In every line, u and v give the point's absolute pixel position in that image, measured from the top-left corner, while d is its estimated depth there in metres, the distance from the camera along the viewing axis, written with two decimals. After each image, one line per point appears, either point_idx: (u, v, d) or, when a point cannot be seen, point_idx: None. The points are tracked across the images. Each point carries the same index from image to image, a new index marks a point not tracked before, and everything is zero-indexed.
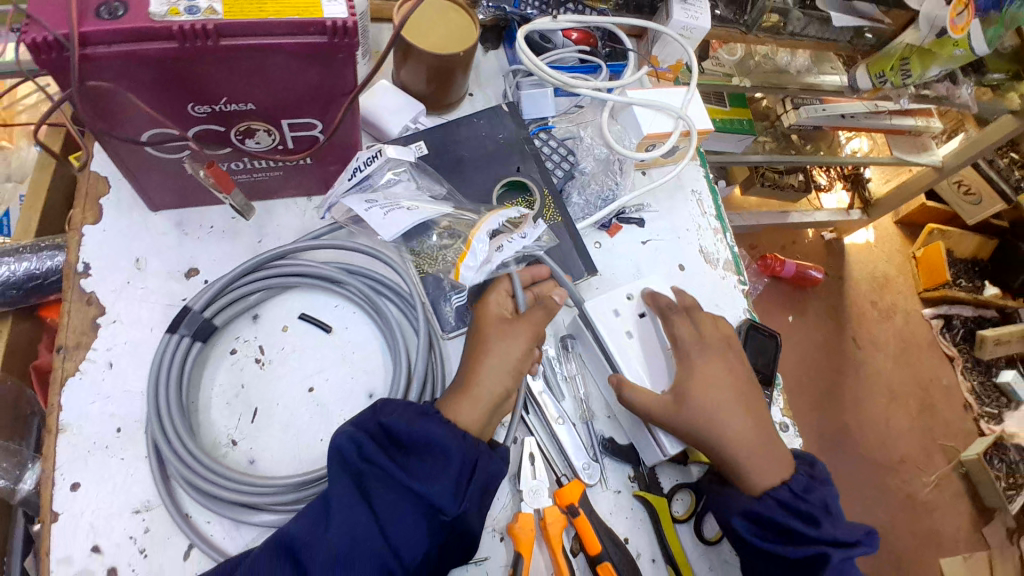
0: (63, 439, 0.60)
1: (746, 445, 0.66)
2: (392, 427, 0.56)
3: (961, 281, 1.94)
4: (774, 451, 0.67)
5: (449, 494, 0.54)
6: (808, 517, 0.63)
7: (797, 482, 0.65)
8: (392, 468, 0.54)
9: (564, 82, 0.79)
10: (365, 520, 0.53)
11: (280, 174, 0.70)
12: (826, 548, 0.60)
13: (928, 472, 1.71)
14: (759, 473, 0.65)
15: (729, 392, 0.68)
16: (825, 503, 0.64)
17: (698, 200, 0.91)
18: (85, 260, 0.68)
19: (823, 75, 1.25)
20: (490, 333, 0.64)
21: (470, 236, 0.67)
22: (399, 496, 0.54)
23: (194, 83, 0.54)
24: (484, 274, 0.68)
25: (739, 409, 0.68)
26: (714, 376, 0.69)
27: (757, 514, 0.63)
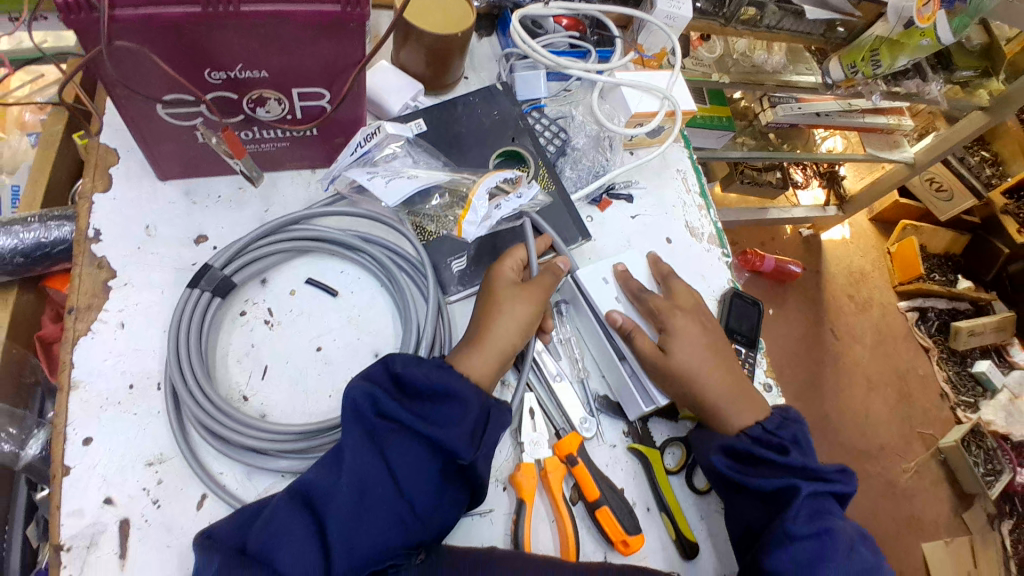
0: (74, 396, 0.62)
1: (722, 395, 0.71)
2: (403, 377, 0.58)
3: (935, 276, 2.01)
4: (748, 397, 0.72)
5: (463, 438, 0.56)
6: (779, 449, 0.68)
7: (770, 421, 0.70)
8: (406, 418, 0.55)
9: (558, 64, 0.84)
10: (379, 471, 0.54)
11: (286, 145, 0.73)
12: (796, 480, 0.64)
13: (906, 459, 1.77)
14: (735, 415, 0.70)
15: (702, 350, 0.73)
16: (795, 437, 0.69)
17: (683, 179, 0.95)
18: (95, 227, 0.70)
19: (798, 75, 1.29)
20: (494, 290, 0.68)
21: (471, 194, 0.71)
22: (412, 444, 0.56)
23: (212, 48, 0.57)
24: (484, 229, 0.73)
25: (714, 364, 0.72)
26: (694, 335, 0.73)
27: (736, 450, 0.68)
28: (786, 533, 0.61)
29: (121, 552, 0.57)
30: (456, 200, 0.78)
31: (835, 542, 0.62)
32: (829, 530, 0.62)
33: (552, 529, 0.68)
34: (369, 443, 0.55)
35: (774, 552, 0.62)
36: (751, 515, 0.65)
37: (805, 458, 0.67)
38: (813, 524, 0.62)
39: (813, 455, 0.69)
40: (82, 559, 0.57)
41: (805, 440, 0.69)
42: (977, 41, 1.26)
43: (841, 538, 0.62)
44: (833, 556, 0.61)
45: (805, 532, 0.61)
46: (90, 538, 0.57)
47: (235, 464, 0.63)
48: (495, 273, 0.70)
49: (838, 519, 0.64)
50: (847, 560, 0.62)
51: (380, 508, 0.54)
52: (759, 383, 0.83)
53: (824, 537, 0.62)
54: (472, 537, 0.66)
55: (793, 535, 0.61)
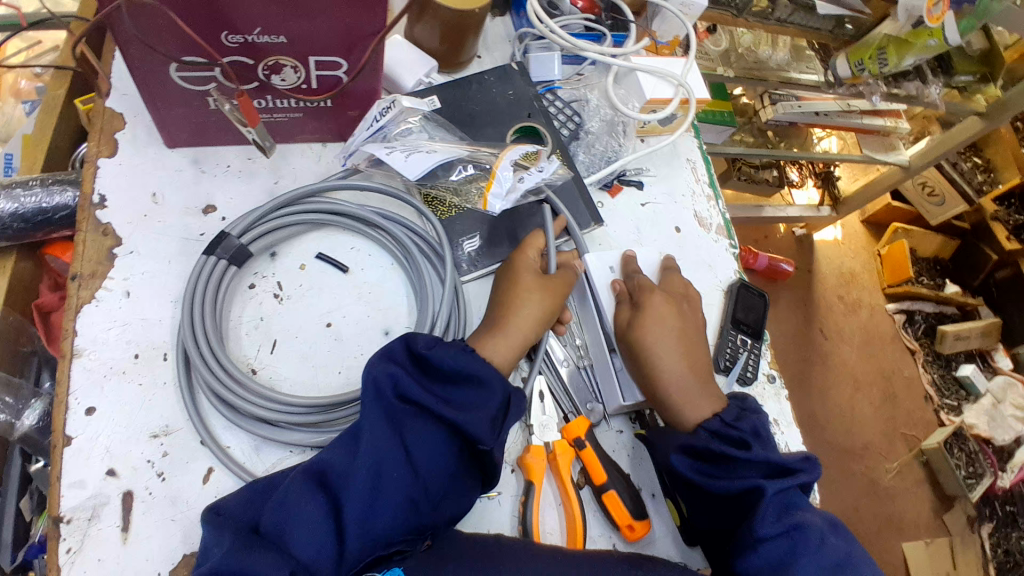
0: (78, 364, 0.61)
1: (682, 384, 0.70)
2: (428, 357, 0.57)
3: (924, 279, 2.03)
4: (707, 391, 0.71)
5: (484, 423, 0.56)
6: (740, 441, 0.66)
7: (728, 413, 0.69)
8: (429, 401, 0.55)
9: (574, 45, 0.83)
10: (396, 453, 0.53)
11: (299, 115, 0.72)
12: (758, 480, 0.61)
13: (890, 459, 1.80)
14: (691, 408, 0.69)
15: (673, 338, 0.72)
16: (754, 429, 0.67)
17: (692, 168, 0.94)
18: (100, 193, 0.68)
19: (801, 73, 1.28)
20: (517, 273, 0.68)
21: (495, 165, 0.72)
22: (430, 426, 0.55)
23: (232, 9, 0.55)
24: (510, 202, 0.72)
25: (682, 355, 0.71)
26: (667, 320, 0.72)
27: (695, 448, 0.65)
28: (755, 537, 0.59)
29: (123, 525, 0.56)
30: (479, 172, 0.75)
31: (806, 538, 0.58)
32: (800, 525, 0.59)
33: (558, 513, 0.68)
34: (387, 423, 0.54)
35: (746, 556, 0.59)
36: (717, 515, 0.63)
37: (767, 451, 0.65)
38: (780, 522, 0.59)
39: (774, 445, 0.67)
40: (83, 531, 0.55)
41: (765, 431, 0.68)
42: (977, 46, 1.24)
43: (811, 533, 0.59)
44: (805, 551, 0.58)
45: (773, 532, 0.59)
46: (92, 510, 0.56)
47: (243, 438, 0.62)
48: (517, 259, 0.70)
49: (807, 513, 0.61)
50: (820, 554, 0.58)
51: (394, 488, 0.53)
52: (762, 374, 0.83)
53: (794, 534, 0.59)
54: (480, 518, 0.66)
55: (761, 537, 0.59)
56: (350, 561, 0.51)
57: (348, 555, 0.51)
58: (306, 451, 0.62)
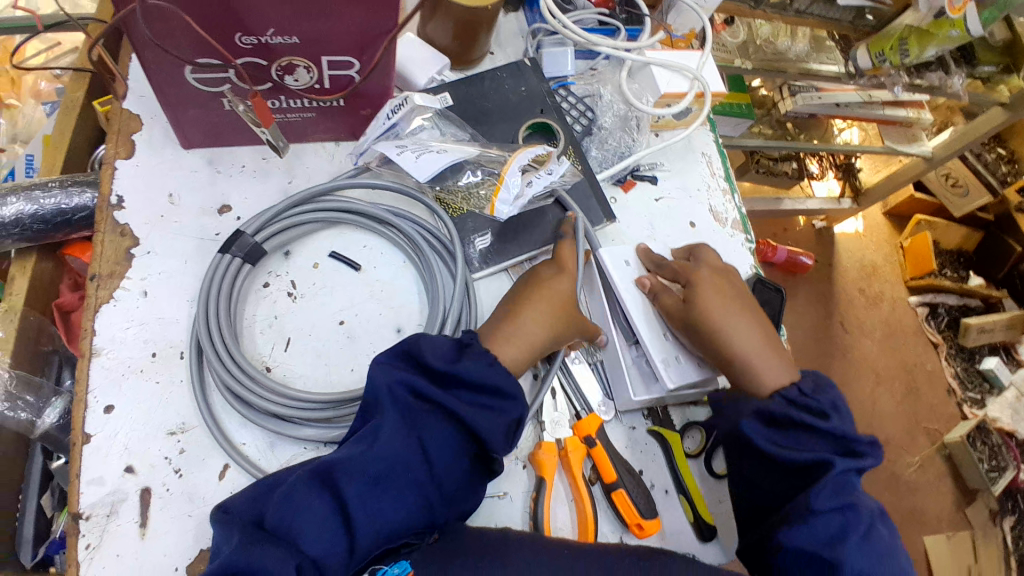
0: (96, 363, 0.62)
1: (758, 356, 0.69)
2: (455, 374, 0.57)
3: (947, 272, 1.99)
4: (782, 358, 0.71)
5: (498, 426, 0.56)
6: (817, 413, 0.64)
7: (806, 384, 0.66)
8: (446, 401, 0.55)
9: (588, 40, 0.82)
10: (410, 449, 0.54)
11: (312, 115, 0.72)
12: (829, 455, 0.60)
13: (912, 454, 1.77)
14: (768, 375, 0.69)
15: (737, 313, 0.71)
16: (833, 403, 0.64)
17: (707, 162, 0.93)
18: (118, 194, 0.70)
19: (821, 64, 1.25)
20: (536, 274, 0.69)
21: (502, 171, 0.73)
22: (444, 425, 0.56)
23: (245, 13, 0.56)
24: (518, 207, 0.74)
25: (749, 327, 0.71)
26: (722, 294, 0.72)
27: (775, 416, 0.65)
28: (809, 507, 0.57)
29: (141, 521, 0.57)
30: (487, 176, 0.77)
31: (859, 518, 0.57)
32: (854, 505, 0.57)
33: (569, 509, 0.68)
34: (400, 422, 0.54)
35: (795, 526, 0.58)
36: (779, 488, 0.62)
37: (845, 426, 0.62)
38: (838, 498, 0.57)
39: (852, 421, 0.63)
40: (101, 527, 0.56)
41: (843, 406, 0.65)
42: (999, 36, 1.20)
43: (865, 513, 0.57)
44: (856, 532, 0.56)
45: (829, 506, 0.57)
46: (111, 506, 0.57)
47: (257, 435, 0.63)
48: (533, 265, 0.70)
49: (862, 496, 0.59)
50: (864, 540, 0.55)
51: (404, 483, 0.54)
52: None
53: (847, 512, 0.57)
54: (491, 518, 0.66)
55: (815, 510, 0.57)
56: (361, 554, 0.52)
57: (359, 549, 0.52)
58: (319, 447, 0.63)
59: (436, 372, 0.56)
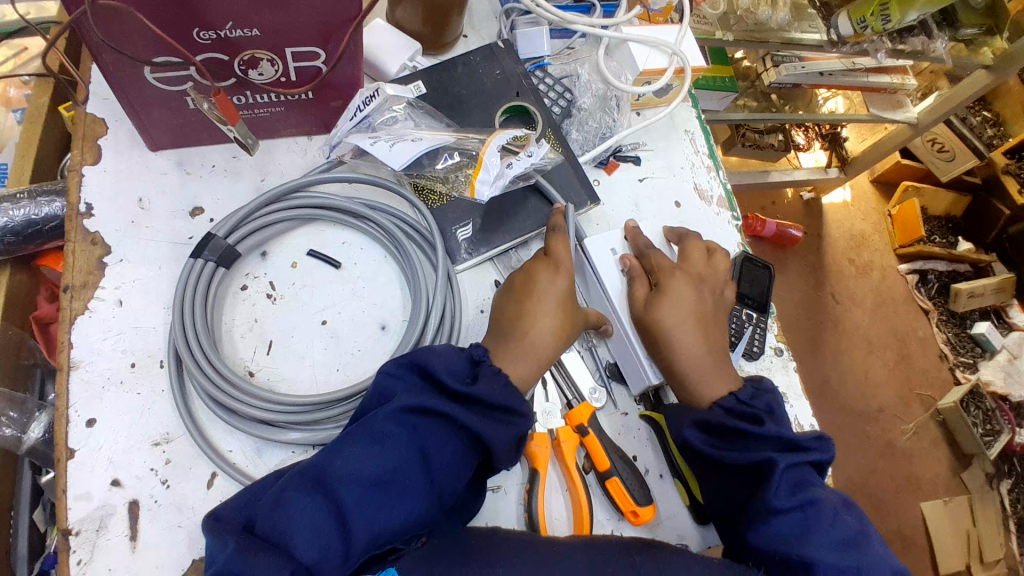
0: (75, 377, 0.61)
1: (700, 368, 0.68)
2: (473, 395, 0.57)
3: (936, 238, 1.99)
4: (724, 367, 0.69)
5: (507, 436, 0.57)
6: (752, 418, 0.63)
7: (744, 392, 0.66)
8: (459, 415, 0.55)
9: (563, 19, 0.79)
10: (412, 455, 0.54)
11: (282, 110, 0.70)
12: (770, 453, 0.59)
13: (905, 420, 1.78)
14: (707, 387, 0.67)
15: (691, 319, 0.69)
16: (768, 406, 0.65)
17: (691, 140, 0.91)
18: (87, 201, 0.68)
19: (804, 32, 1.21)
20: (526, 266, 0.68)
21: (482, 151, 0.71)
22: (451, 437, 0.56)
23: (199, 6, 0.54)
24: (499, 188, 0.71)
25: (697, 335, 0.69)
26: (682, 296, 0.70)
27: (708, 422, 0.64)
28: (769, 508, 0.57)
29: (131, 534, 0.56)
30: (466, 160, 0.74)
31: (820, 513, 0.57)
32: (814, 500, 0.57)
33: (565, 499, 0.67)
34: (405, 433, 0.54)
35: (758, 527, 0.57)
36: (737, 496, 0.61)
37: (780, 429, 0.62)
38: (795, 496, 0.57)
39: (789, 423, 0.64)
40: (92, 543, 0.55)
41: (779, 408, 0.65)
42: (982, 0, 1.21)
43: (826, 508, 0.57)
44: (818, 527, 0.56)
45: (788, 505, 0.56)
46: (99, 521, 0.56)
47: (244, 441, 0.62)
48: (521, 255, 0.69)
49: (819, 489, 0.59)
50: (831, 529, 0.56)
51: (404, 488, 0.53)
52: (770, 346, 0.82)
53: (807, 508, 0.57)
54: (485, 515, 0.65)
55: (776, 510, 0.56)
56: (357, 556, 0.51)
57: (354, 552, 0.51)
58: (308, 449, 0.62)
59: (454, 393, 0.57)
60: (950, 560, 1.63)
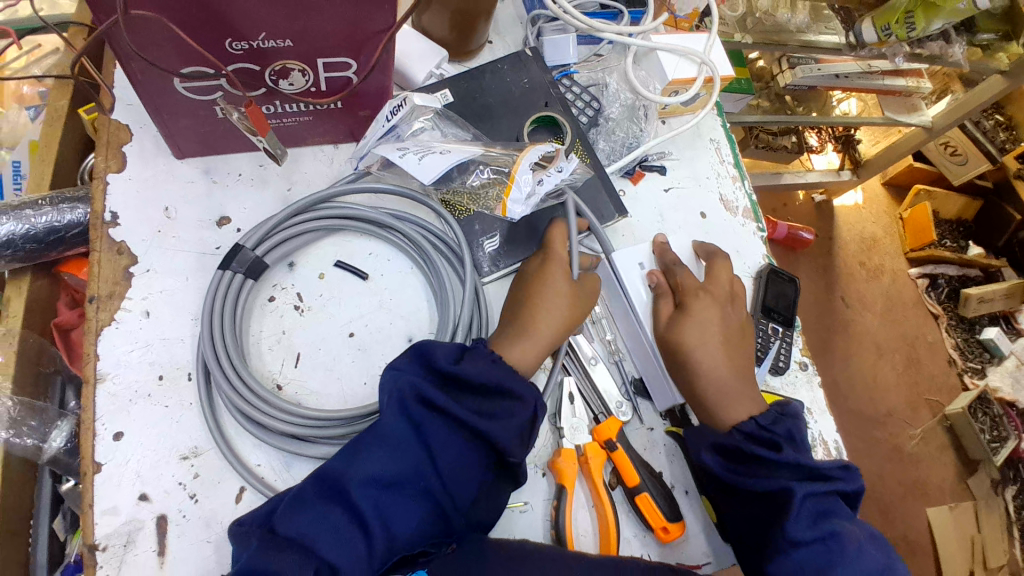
0: (101, 390, 0.60)
1: (720, 392, 0.67)
2: (459, 373, 0.56)
3: (947, 242, 1.97)
4: (749, 391, 0.68)
5: (511, 431, 0.55)
6: (772, 445, 0.62)
7: (765, 416, 0.65)
8: (459, 415, 0.54)
9: (591, 26, 0.78)
10: (420, 459, 0.53)
11: (309, 119, 0.69)
12: (789, 482, 0.59)
13: (913, 425, 1.77)
14: (726, 410, 0.66)
15: (713, 339, 0.69)
16: (789, 432, 0.64)
17: (716, 149, 0.90)
18: (111, 210, 0.67)
19: (820, 35, 1.19)
20: (548, 275, 0.67)
21: (513, 170, 0.70)
22: (461, 439, 0.55)
23: (230, 17, 0.53)
24: (531, 206, 0.71)
25: (719, 353, 0.68)
26: (704, 315, 0.70)
27: (725, 447, 0.64)
28: (788, 540, 0.57)
29: (159, 549, 0.56)
30: (498, 176, 0.74)
31: (842, 546, 0.57)
32: (837, 534, 0.57)
33: (590, 515, 0.67)
34: (414, 432, 0.54)
35: (778, 558, 0.58)
36: (756, 524, 0.60)
37: (799, 455, 0.61)
38: (817, 527, 0.57)
39: (809, 452, 0.63)
40: (119, 558, 0.55)
41: (800, 435, 0.64)
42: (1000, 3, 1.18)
43: (848, 542, 0.57)
44: (842, 560, 0.56)
45: (808, 537, 0.57)
46: (127, 536, 0.56)
47: (271, 455, 0.61)
48: (548, 266, 0.68)
49: (844, 521, 0.59)
50: (855, 563, 0.56)
51: (416, 492, 0.53)
52: (795, 361, 0.80)
53: (831, 541, 0.57)
54: (512, 532, 0.65)
55: (797, 542, 0.57)
56: (380, 557, 0.51)
57: (379, 551, 0.51)
58: None
59: (440, 374, 0.55)
60: (955, 567, 1.62)
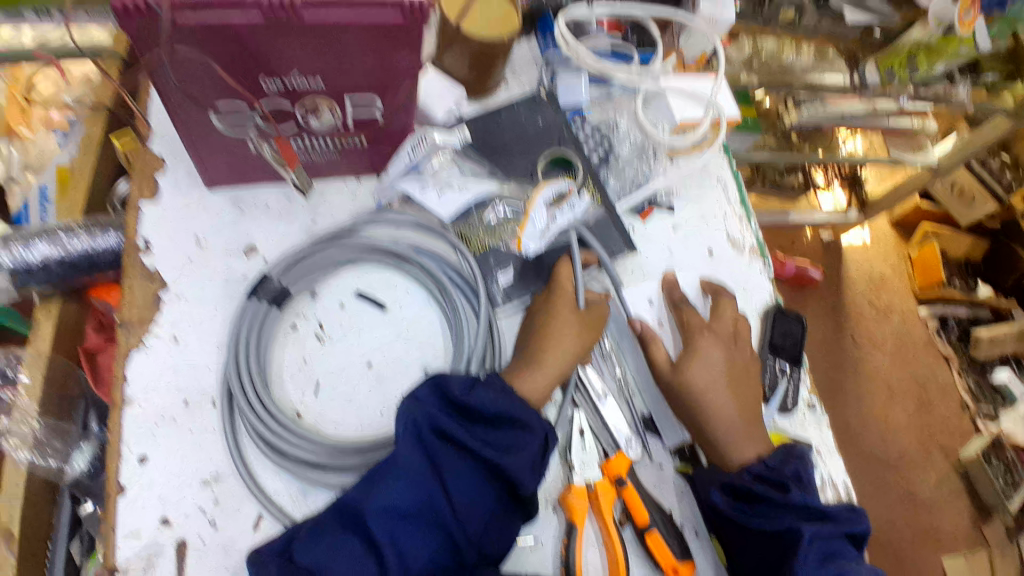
0: (127, 415, 0.62)
1: (729, 429, 0.69)
2: (468, 403, 0.58)
3: (956, 282, 1.97)
4: (756, 429, 0.70)
5: (523, 462, 0.57)
6: (779, 484, 0.65)
7: (772, 455, 0.67)
8: (473, 446, 0.56)
9: (602, 69, 0.85)
10: (434, 490, 0.55)
11: (336, 155, 0.73)
12: (798, 522, 0.61)
13: (925, 468, 1.75)
14: (734, 451, 0.68)
15: (719, 376, 0.71)
16: (796, 472, 0.66)
17: (723, 189, 0.92)
18: (145, 238, 0.70)
19: (826, 75, 1.22)
20: (560, 310, 0.69)
21: (528, 206, 0.73)
22: (475, 471, 0.56)
23: (268, 59, 0.57)
24: (546, 241, 0.74)
25: (725, 391, 0.70)
26: (710, 354, 0.72)
27: (736, 488, 0.65)
28: None
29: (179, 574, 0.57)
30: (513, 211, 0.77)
31: None
32: None
33: (600, 553, 0.67)
34: (428, 462, 0.55)
35: None
36: (766, 564, 0.61)
37: (806, 496, 0.63)
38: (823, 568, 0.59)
39: (815, 491, 0.65)
40: None
41: (807, 475, 0.66)
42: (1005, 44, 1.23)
43: None
44: None
45: None
46: (147, 560, 0.57)
47: (289, 483, 0.63)
48: (561, 301, 0.70)
49: (851, 562, 0.59)
50: None
51: (426, 523, 0.54)
52: (802, 400, 0.81)
53: None
54: (523, 569, 0.66)
55: None
56: None
57: None
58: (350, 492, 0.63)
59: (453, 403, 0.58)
60: None
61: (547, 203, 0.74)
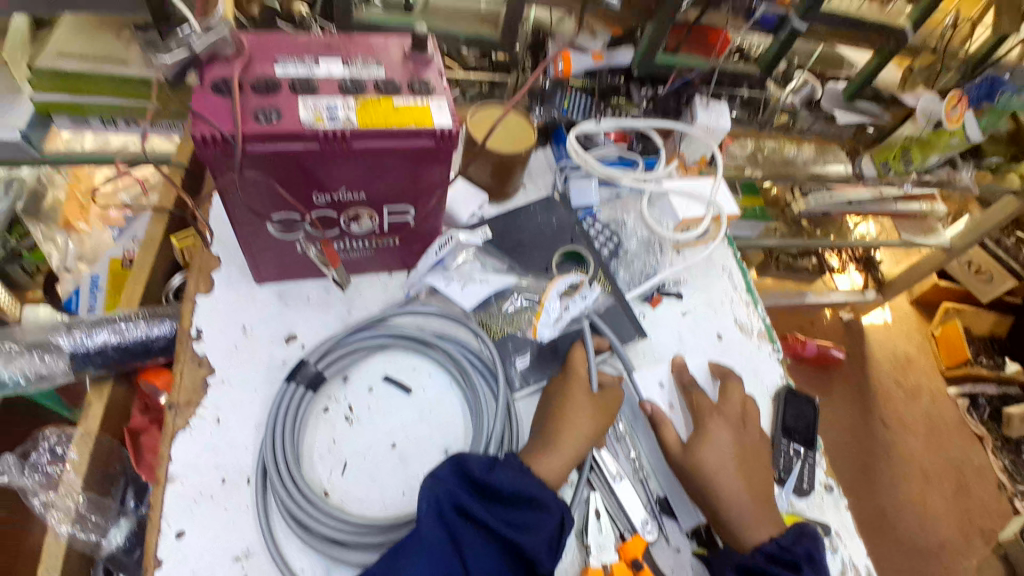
0: (170, 491, 0.67)
1: (742, 510, 0.70)
2: (489, 482, 0.61)
3: (983, 359, 1.94)
4: (768, 511, 0.71)
5: (541, 541, 0.60)
6: (792, 566, 0.66)
7: (785, 536, 0.68)
8: (495, 525, 0.59)
9: (609, 174, 0.94)
10: (454, 566, 0.57)
11: (371, 253, 0.81)
12: None
13: (970, 559, 1.66)
14: (748, 531, 0.69)
15: (730, 457, 0.73)
16: (808, 553, 0.67)
17: (729, 276, 0.98)
18: (198, 327, 0.78)
19: (828, 166, 1.30)
20: (575, 393, 0.74)
21: (542, 299, 0.79)
22: (493, 549, 0.59)
23: (320, 177, 0.66)
24: (558, 329, 0.80)
25: (737, 472, 0.72)
26: (721, 436, 0.75)
27: (748, 568, 0.66)
28: None
29: None
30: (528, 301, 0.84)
31: None
32: None
33: None
34: (449, 538, 0.59)
35: None
36: None
37: None
38: None
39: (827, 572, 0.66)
40: None
41: (820, 557, 0.67)
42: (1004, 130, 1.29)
43: None
44: None
45: None
46: None
47: (315, 562, 0.66)
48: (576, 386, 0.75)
49: None
50: None
51: None
52: (819, 482, 0.81)
53: None
54: None
55: None
56: None
57: None
58: None
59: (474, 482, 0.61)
60: None
61: (559, 296, 0.80)
